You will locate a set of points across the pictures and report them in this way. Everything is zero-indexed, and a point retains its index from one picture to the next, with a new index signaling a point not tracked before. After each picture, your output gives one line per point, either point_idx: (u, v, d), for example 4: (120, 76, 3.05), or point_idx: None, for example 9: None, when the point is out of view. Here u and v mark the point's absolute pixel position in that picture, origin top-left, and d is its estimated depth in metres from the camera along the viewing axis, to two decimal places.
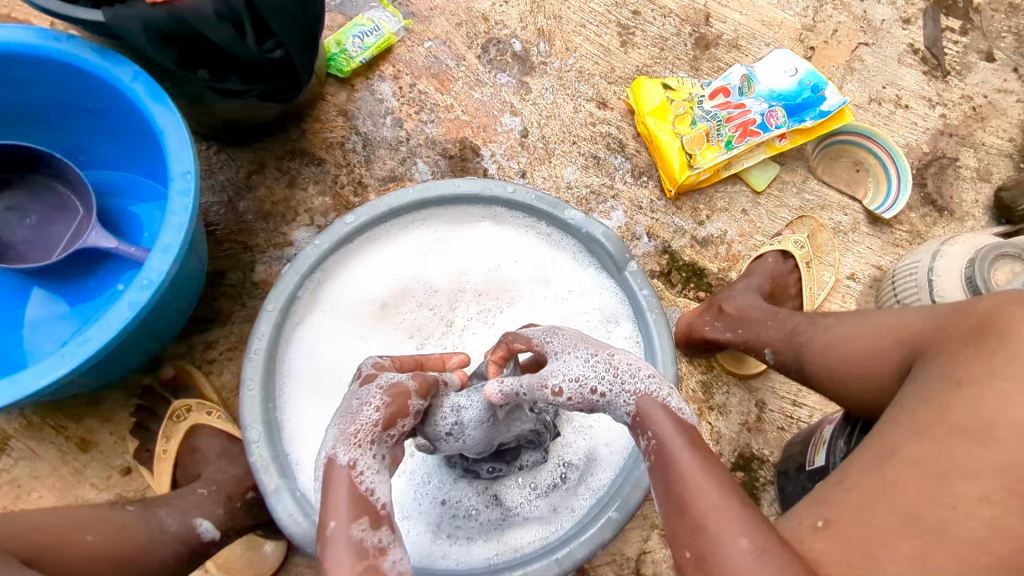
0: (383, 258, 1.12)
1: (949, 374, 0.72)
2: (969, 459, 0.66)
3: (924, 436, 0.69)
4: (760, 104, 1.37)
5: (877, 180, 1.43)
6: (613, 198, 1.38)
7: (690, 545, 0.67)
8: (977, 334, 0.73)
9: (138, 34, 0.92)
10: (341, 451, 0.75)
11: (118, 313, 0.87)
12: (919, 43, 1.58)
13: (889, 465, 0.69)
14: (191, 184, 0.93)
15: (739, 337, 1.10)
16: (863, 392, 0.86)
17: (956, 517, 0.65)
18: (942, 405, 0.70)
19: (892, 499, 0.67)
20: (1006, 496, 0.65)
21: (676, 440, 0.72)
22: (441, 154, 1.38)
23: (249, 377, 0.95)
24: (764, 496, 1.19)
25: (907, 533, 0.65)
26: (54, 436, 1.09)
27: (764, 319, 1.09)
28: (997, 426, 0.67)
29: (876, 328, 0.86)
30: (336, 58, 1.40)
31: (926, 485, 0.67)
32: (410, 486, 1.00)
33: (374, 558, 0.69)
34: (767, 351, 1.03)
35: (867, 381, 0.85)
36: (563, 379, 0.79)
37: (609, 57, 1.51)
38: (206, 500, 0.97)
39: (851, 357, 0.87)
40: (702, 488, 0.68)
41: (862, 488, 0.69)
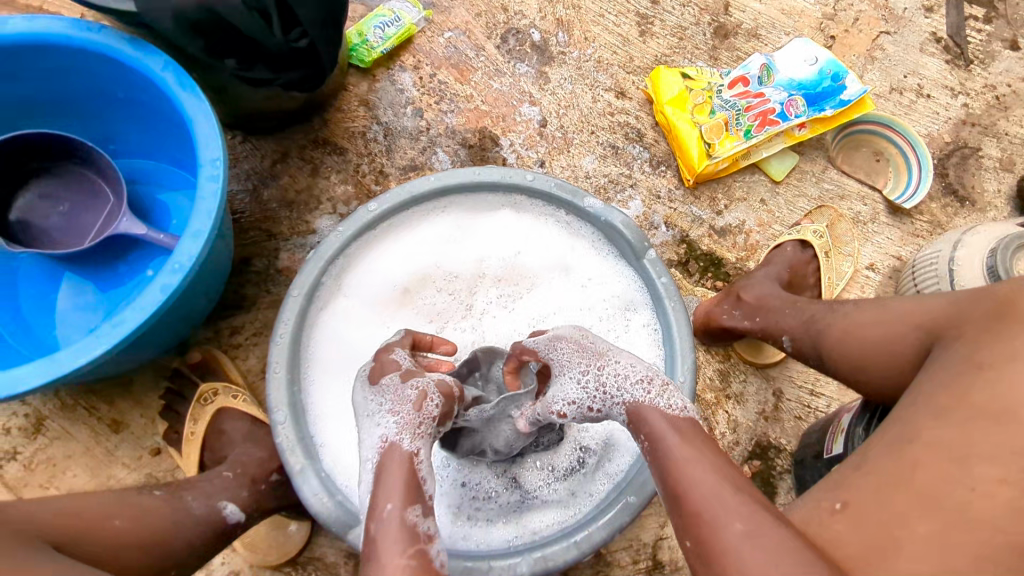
0: (404, 245, 1.14)
1: (969, 358, 0.72)
2: (988, 442, 0.67)
3: (944, 419, 0.70)
4: (780, 93, 1.37)
5: (897, 170, 1.42)
6: (632, 187, 1.39)
7: (690, 534, 0.69)
8: (998, 319, 0.74)
9: (168, 24, 0.94)
10: (407, 439, 0.80)
11: (151, 296, 0.89)
12: (941, 32, 1.56)
13: (908, 449, 0.70)
14: (219, 171, 0.95)
15: (757, 326, 1.11)
16: (880, 377, 0.87)
17: (975, 498, 0.65)
18: (964, 388, 0.70)
19: (912, 481, 0.68)
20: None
21: (667, 435, 0.75)
22: (460, 143, 1.39)
23: (275, 360, 0.98)
24: (780, 484, 1.19)
25: (926, 515, 0.66)
26: (86, 417, 1.13)
27: (783, 307, 1.10)
28: (1017, 408, 0.67)
29: (894, 314, 0.86)
30: (357, 49, 1.41)
31: (946, 467, 0.67)
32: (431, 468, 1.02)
33: (425, 543, 0.71)
34: (784, 338, 1.04)
35: (885, 367, 0.86)
36: (563, 403, 0.85)
37: (628, 46, 1.52)
38: (232, 481, 1.00)
39: (869, 342, 0.88)
40: (693, 477, 0.70)
41: (881, 471, 0.70)
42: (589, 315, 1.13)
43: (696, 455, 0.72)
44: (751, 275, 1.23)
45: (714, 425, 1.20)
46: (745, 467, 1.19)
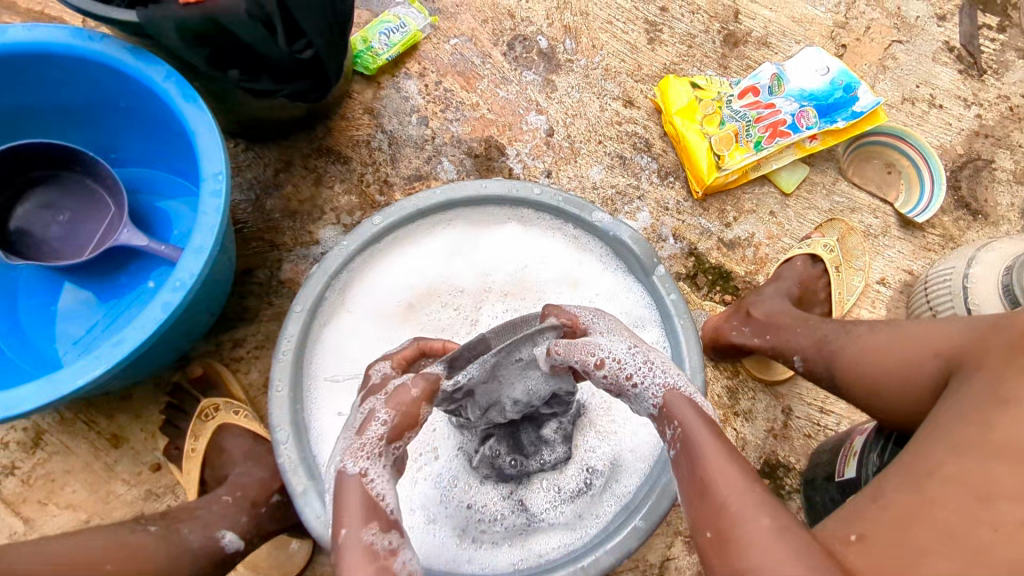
0: (409, 260, 1.12)
1: (989, 392, 0.71)
2: (1009, 480, 0.65)
3: (965, 455, 0.68)
4: (791, 104, 1.35)
5: (909, 182, 1.40)
6: (639, 199, 1.37)
7: (711, 525, 0.67)
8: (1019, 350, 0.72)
9: (171, 35, 0.92)
10: (350, 462, 0.76)
11: (151, 314, 0.87)
12: (954, 41, 1.55)
13: (926, 484, 0.68)
14: (222, 185, 0.93)
15: (767, 344, 1.09)
16: (896, 404, 0.85)
17: (999, 539, 0.62)
18: (987, 422, 0.69)
19: (931, 517, 0.66)
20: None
21: (698, 425, 0.72)
22: (466, 152, 1.38)
23: (278, 378, 0.97)
24: (790, 505, 1.18)
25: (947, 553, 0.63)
26: (85, 431, 1.11)
27: (794, 325, 1.07)
28: None
29: (909, 339, 0.85)
30: (362, 55, 1.39)
31: (968, 504, 0.65)
32: (435, 488, 1.00)
33: (385, 560, 0.70)
34: (796, 358, 1.02)
35: (900, 394, 0.84)
36: (607, 354, 0.80)
37: (636, 54, 1.49)
38: (231, 507, 0.98)
39: (885, 369, 0.86)
40: (726, 470, 0.68)
41: (899, 506, 0.68)
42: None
43: (726, 448, 0.70)
44: (762, 291, 1.20)
45: None
46: None
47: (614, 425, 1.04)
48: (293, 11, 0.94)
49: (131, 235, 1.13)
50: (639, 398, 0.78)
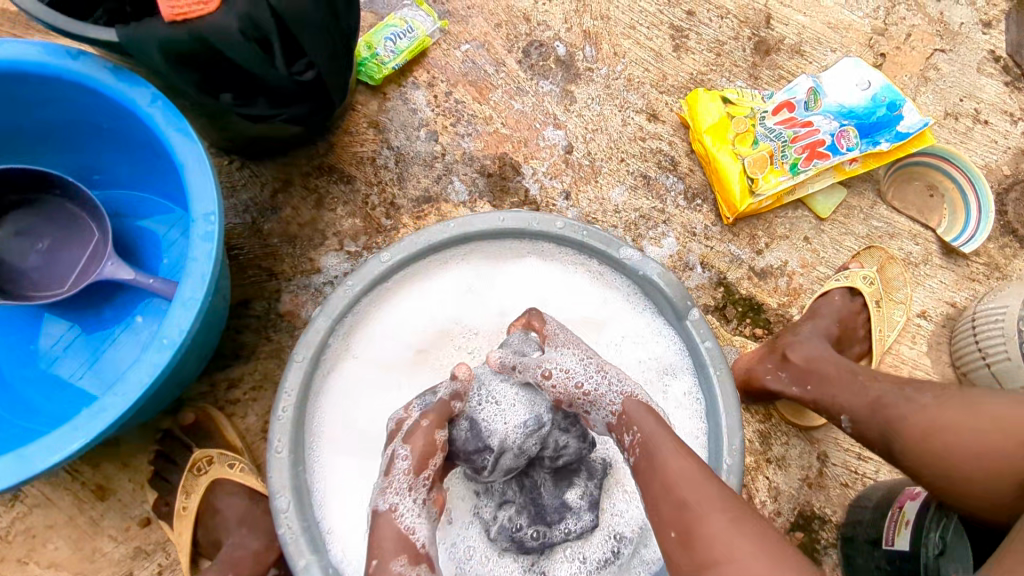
0: (421, 298, 1.03)
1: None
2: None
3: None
4: (830, 123, 1.25)
5: (952, 208, 1.31)
6: (665, 223, 1.28)
7: (674, 526, 0.69)
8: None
9: (155, 58, 0.82)
10: (380, 501, 0.84)
11: (136, 379, 0.78)
12: (1001, 50, 1.45)
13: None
14: (214, 227, 0.84)
15: (810, 395, 1.01)
16: (967, 489, 0.79)
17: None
18: None
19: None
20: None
21: (659, 433, 0.77)
22: (479, 171, 1.27)
23: (277, 439, 0.88)
24: (825, 560, 1.11)
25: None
26: (68, 482, 1.03)
27: (841, 379, 0.98)
28: None
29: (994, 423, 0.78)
30: (366, 63, 1.28)
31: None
32: (452, 559, 0.93)
33: None
34: (845, 418, 0.93)
35: (976, 480, 0.78)
36: (555, 367, 0.86)
37: (660, 63, 1.39)
38: None
39: (958, 449, 0.79)
40: (680, 468, 0.72)
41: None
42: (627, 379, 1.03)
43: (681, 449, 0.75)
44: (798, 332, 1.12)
45: (754, 494, 1.12)
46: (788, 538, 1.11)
47: None
48: (292, 28, 0.83)
49: (117, 268, 1.04)
50: (596, 405, 0.84)
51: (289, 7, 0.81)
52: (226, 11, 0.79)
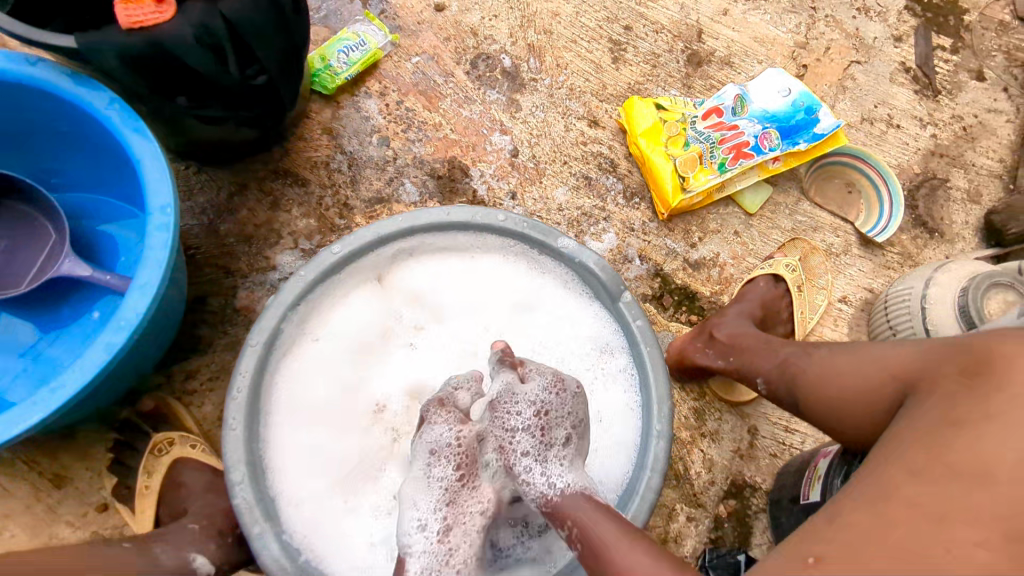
0: (370, 293, 1.08)
1: (949, 412, 0.69)
2: (971, 505, 0.63)
3: (923, 477, 0.66)
4: (754, 125, 1.36)
5: (869, 204, 1.42)
6: (605, 220, 1.36)
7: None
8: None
9: (111, 61, 0.87)
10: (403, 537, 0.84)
11: (93, 356, 0.82)
12: (911, 62, 1.57)
13: (885, 503, 0.66)
14: (169, 219, 0.89)
15: (732, 365, 1.10)
16: (857, 426, 0.85)
17: (953, 561, 0.60)
18: (942, 446, 0.67)
19: (886, 545, 0.63)
20: (1006, 544, 0.61)
21: (592, 520, 0.76)
22: (429, 174, 1.35)
23: (232, 417, 0.93)
24: (755, 524, 1.20)
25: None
26: (27, 472, 1.07)
27: (757, 349, 1.06)
28: (996, 469, 0.64)
29: (870, 360, 0.84)
30: (320, 74, 1.35)
31: (925, 527, 0.63)
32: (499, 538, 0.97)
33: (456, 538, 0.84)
34: (759, 380, 1.03)
35: (863, 417, 0.84)
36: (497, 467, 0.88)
37: (600, 74, 1.48)
38: (199, 534, 0.95)
39: (846, 389, 0.86)
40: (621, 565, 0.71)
41: (852, 525, 0.65)
42: (575, 354, 1.10)
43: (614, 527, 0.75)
44: (724, 314, 1.20)
45: (690, 465, 1.21)
46: (720, 507, 1.20)
47: (584, 459, 1.04)
48: (244, 35, 0.91)
49: (74, 266, 1.06)
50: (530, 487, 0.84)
51: (240, 14, 0.89)
52: (180, 19, 0.86)
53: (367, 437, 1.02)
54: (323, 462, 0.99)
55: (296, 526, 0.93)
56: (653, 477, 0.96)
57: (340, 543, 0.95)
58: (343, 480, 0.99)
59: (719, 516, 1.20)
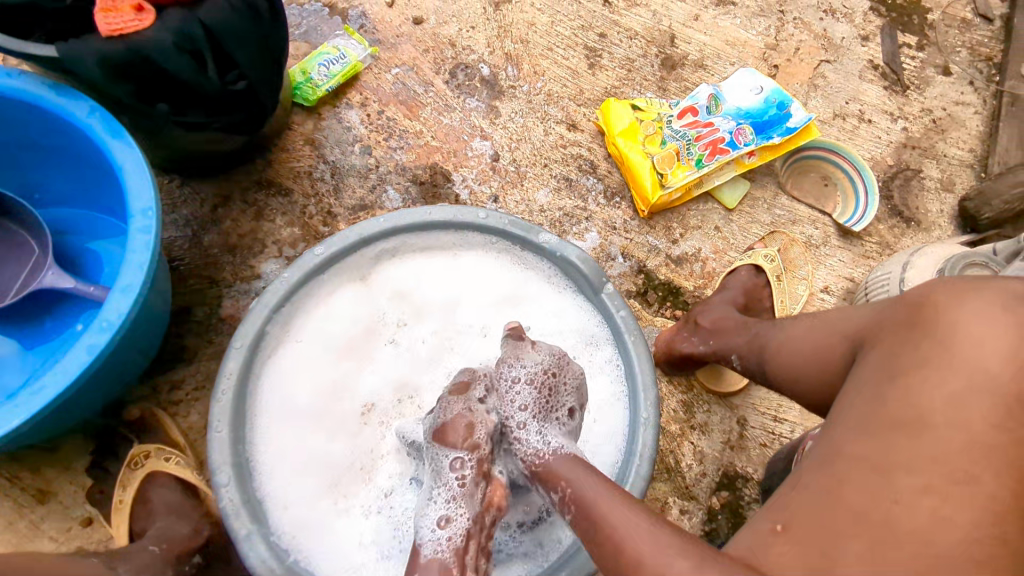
0: (355, 293, 1.09)
1: (889, 364, 0.71)
2: (908, 453, 0.64)
3: (867, 430, 0.67)
4: (728, 122, 1.38)
5: (845, 195, 1.45)
6: (587, 220, 1.37)
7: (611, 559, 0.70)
8: (970, 293, 0.71)
9: (93, 70, 0.89)
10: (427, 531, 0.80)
11: (75, 358, 0.84)
12: (878, 59, 1.61)
13: (835, 461, 0.68)
14: (151, 221, 0.91)
15: (710, 349, 1.12)
16: (805, 391, 0.89)
17: (901, 512, 0.62)
18: (880, 398, 0.69)
19: (840, 503, 0.65)
20: (950, 489, 0.62)
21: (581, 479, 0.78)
22: (411, 180, 1.36)
23: (217, 419, 0.92)
24: (749, 514, 1.19)
25: (856, 534, 0.62)
26: (8, 487, 1.05)
27: (734, 330, 1.10)
28: (929, 415, 0.65)
29: (823, 327, 0.88)
30: (301, 87, 1.38)
31: (868, 481, 0.64)
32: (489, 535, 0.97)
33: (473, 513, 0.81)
34: (733, 358, 1.06)
35: (811, 379, 0.88)
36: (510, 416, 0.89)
37: (577, 79, 1.51)
38: (159, 559, 0.95)
39: (799, 357, 0.90)
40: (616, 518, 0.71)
41: (813, 489, 0.68)
42: (561, 347, 1.10)
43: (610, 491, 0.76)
44: (708, 302, 1.22)
45: (680, 458, 1.21)
46: (713, 499, 1.19)
47: None
48: (223, 40, 0.93)
49: (57, 278, 1.06)
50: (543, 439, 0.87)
51: (219, 21, 0.92)
52: (158, 26, 0.89)
53: (355, 437, 1.02)
54: (312, 462, 0.99)
55: (284, 527, 0.93)
56: (642, 465, 0.96)
57: (329, 543, 0.94)
58: (332, 480, 0.98)
59: (712, 508, 1.19)
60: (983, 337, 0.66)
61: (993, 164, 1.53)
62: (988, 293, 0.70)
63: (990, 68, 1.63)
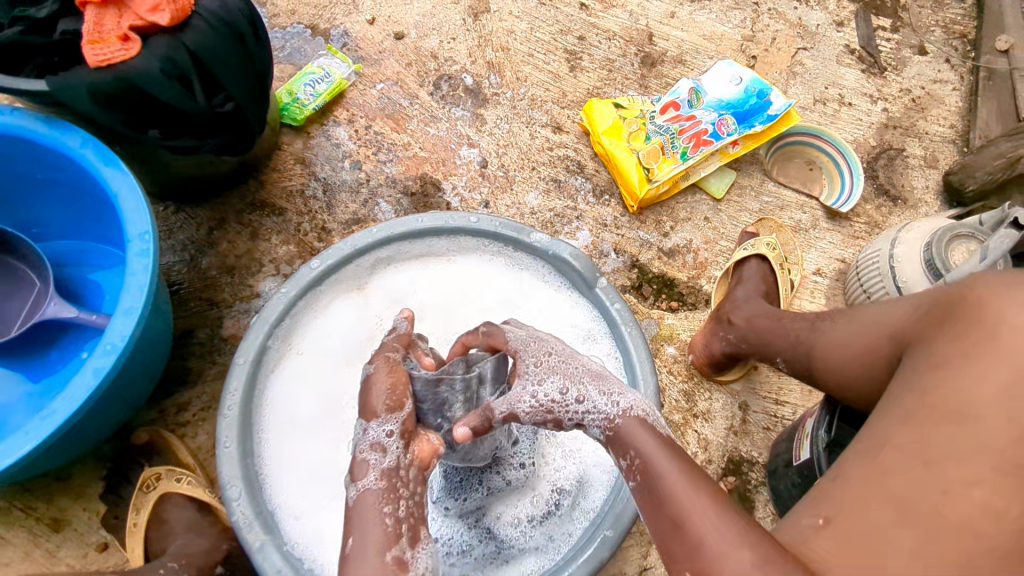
0: (353, 304, 1.10)
1: (932, 358, 0.69)
2: (957, 445, 0.62)
3: (913, 422, 0.65)
4: (710, 114, 1.41)
5: (830, 177, 1.47)
6: (577, 219, 1.39)
7: (687, 564, 0.62)
8: (1016, 288, 0.68)
9: (84, 102, 0.92)
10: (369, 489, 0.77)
11: (83, 381, 0.85)
12: (855, 43, 1.63)
13: (879, 455, 0.65)
14: (149, 245, 0.93)
15: (751, 350, 1.10)
16: (830, 376, 0.91)
17: (949, 502, 0.59)
18: (924, 389, 0.67)
19: (886, 495, 0.62)
20: (998, 479, 0.60)
21: (654, 454, 0.70)
22: (402, 191, 1.38)
23: (225, 435, 0.93)
24: (757, 498, 1.20)
25: (905, 526, 0.59)
26: (24, 519, 1.06)
27: (772, 329, 1.07)
28: (974, 406, 0.62)
29: (859, 325, 0.88)
30: (288, 107, 1.40)
31: (917, 474, 0.62)
32: (500, 526, 0.99)
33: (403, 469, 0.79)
34: (778, 359, 1.04)
35: (835, 368, 0.89)
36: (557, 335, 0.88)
37: (559, 82, 1.53)
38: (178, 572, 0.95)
39: (832, 351, 0.90)
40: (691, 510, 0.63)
41: (859, 481, 0.64)
42: None
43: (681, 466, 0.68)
44: (736, 297, 1.20)
45: (686, 447, 1.21)
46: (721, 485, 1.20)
47: (577, 443, 1.05)
48: (207, 62, 0.96)
49: (59, 308, 1.08)
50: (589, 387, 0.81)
51: (201, 44, 0.94)
52: (146, 54, 0.91)
53: None
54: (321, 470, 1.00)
55: (298, 537, 0.94)
56: None
57: None
58: (339, 488, 0.99)
59: None
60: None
61: (975, 138, 1.54)
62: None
63: (965, 45, 1.66)
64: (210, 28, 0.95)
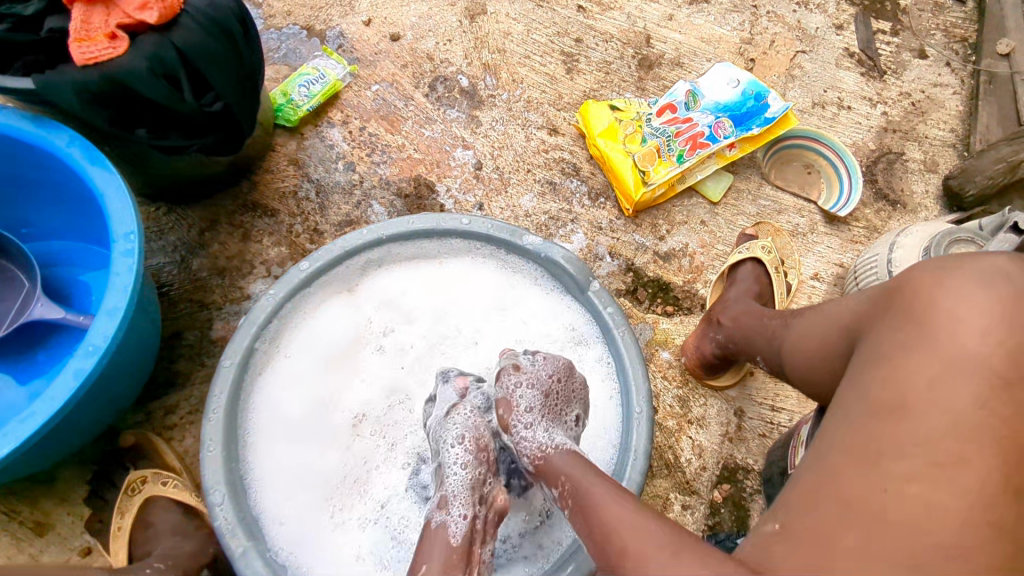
0: (344, 306, 1.09)
1: (874, 350, 0.67)
2: (893, 439, 0.59)
3: (851, 420, 0.63)
4: (707, 117, 1.39)
5: (828, 180, 1.45)
6: (572, 222, 1.38)
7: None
8: (953, 270, 0.66)
9: (71, 100, 0.92)
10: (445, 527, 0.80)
11: (64, 383, 0.84)
12: (854, 47, 1.62)
13: (827, 458, 0.62)
14: (134, 245, 0.91)
15: (735, 347, 1.09)
16: (797, 370, 0.89)
17: (891, 501, 0.57)
18: (867, 382, 0.64)
19: (835, 498, 0.59)
20: (940, 473, 0.56)
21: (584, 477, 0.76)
22: (396, 194, 1.37)
23: (210, 438, 0.92)
24: (752, 506, 1.18)
25: (848, 527, 0.57)
26: (7, 522, 1.05)
27: (752, 326, 1.06)
28: (909, 398, 0.60)
29: (821, 316, 0.86)
30: (282, 108, 1.39)
31: (860, 473, 0.59)
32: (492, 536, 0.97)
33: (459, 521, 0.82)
34: (760, 359, 1.02)
35: (800, 355, 0.88)
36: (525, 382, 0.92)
37: (555, 84, 1.52)
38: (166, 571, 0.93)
39: (797, 347, 0.89)
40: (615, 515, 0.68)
41: (809, 486, 0.62)
42: (548, 346, 1.10)
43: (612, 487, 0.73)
44: (728, 299, 1.19)
45: (679, 453, 1.20)
46: (714, 493, 1.18)
47: None
48: (197, 63, 0.95)
49: (45, 309, 1.07)
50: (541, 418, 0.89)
51: (191, 44, 0.94)
52: (134, 53, 0.90)
53: (347, 449, 1.01)
54: (309, 476, 0.98)
55: (280, 543, 0.93)
56: (637, 460, 0.95)
57: (323, 554, 0.94)
58: (325, 493, 0.98)
59: (714, 501, 1.18)
60: (964, 316, 0.61)
61: (975, 142, 1.52)
62: (969, 269, 0.65)
63: (965, 49, 1.64)
64: (199, 26, 0.94)
